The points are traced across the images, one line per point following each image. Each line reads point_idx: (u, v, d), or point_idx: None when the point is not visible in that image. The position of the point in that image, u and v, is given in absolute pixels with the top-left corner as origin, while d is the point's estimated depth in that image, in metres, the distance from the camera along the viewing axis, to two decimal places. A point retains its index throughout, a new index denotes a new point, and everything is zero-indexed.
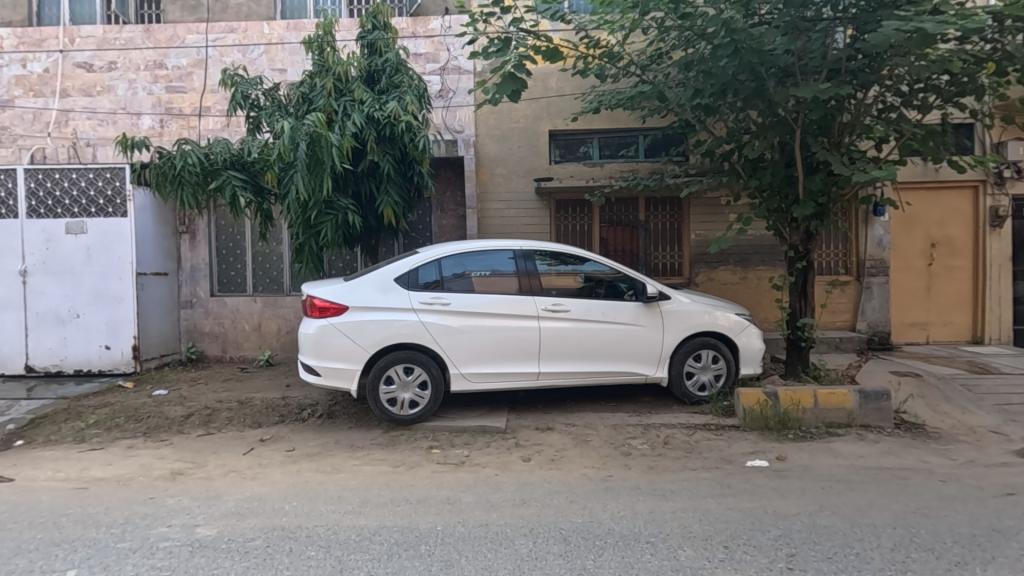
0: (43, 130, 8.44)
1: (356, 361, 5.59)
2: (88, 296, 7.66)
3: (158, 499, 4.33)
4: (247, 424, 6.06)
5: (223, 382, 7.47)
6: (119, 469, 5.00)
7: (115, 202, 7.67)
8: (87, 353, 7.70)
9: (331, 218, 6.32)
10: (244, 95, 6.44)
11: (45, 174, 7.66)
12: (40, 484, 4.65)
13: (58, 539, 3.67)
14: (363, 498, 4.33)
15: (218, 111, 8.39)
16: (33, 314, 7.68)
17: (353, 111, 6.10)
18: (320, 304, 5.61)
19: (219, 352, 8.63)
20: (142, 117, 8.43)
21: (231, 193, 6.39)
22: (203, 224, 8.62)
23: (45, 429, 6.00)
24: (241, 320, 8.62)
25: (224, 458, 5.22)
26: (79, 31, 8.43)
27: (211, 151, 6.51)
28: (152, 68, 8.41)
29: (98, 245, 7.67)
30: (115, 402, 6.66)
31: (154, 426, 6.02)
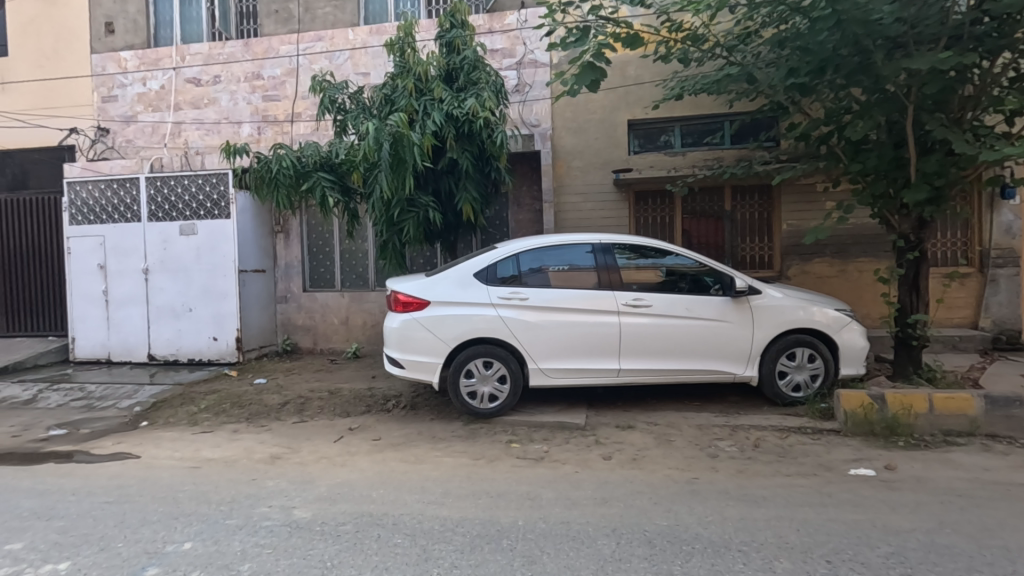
0: (160, 141, 9.31)
1: (437, 355, 5.71)
2: (198, 291, 8.39)
3: (259, 481, 4.66)
4: (336, 413, 6.40)
5: (315, 372, 7.92)
6: (226, 451, 5.43)
7: (220, 204, 8.34)
8: (199, 344, 8.43)
9: (413, 215, 6.50)
10: (332, 99, 6.77)
11: (162, 181, 8.47)
12: (161, 462, 5.14)
13: (176, 513, 4.04)
14: (444, 489, 4.42)
15: (309, 116, 8.87)
16: (153, 308, 8.53)
17: (433, 109, 6.21)
18: (403, 298, 5.78)
19: (311, 344, 9.16)
20: (242, 125, 9.06)
21: (321, 194, 6.71)
22: (296, 224, 9.14)
23: (164, 412, 6.64)
24: (330, 314, 9.09)
25: (317, 445, 5.53)
26: (189, 50, 9.21)
27: (303, 154, 6.88)
28: (250, 79, 9.04)
29: (206, 245, 8.37)
30: (221, 389, 7.25)
31: (256, 412, 6.50)
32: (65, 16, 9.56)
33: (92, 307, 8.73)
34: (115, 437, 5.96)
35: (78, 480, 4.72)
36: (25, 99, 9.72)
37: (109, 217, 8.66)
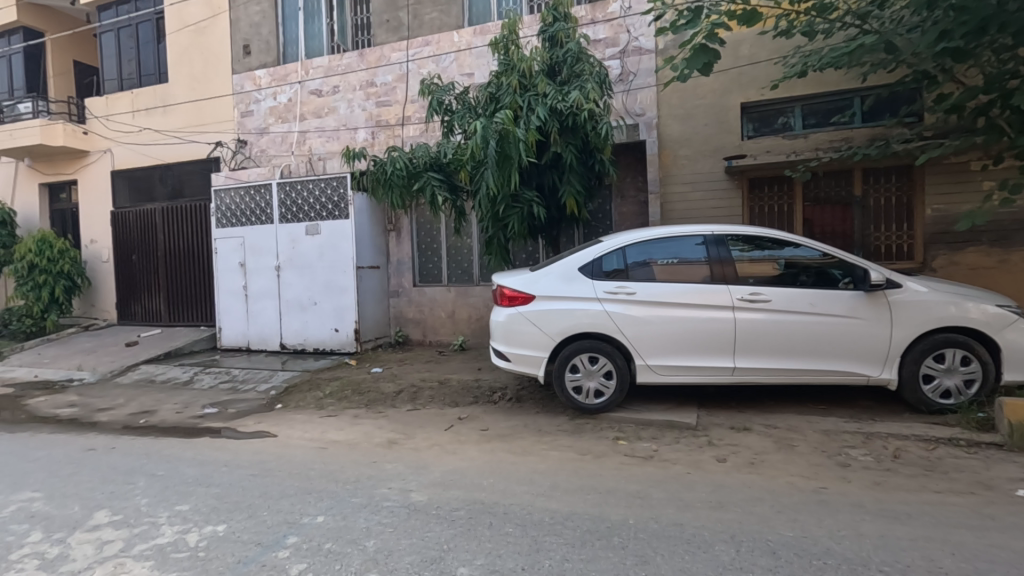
0: (288, 149, 10.22)
1: (542, 349, 5.73)
2: (322, 286, 9.12)
3: (379, 463, 4.98)
4: (446, 403, 6.68)
5: (425, 363, 8.31)
6: (349, 434, 5.88)
7: (340, 206, 9.00)
8: (322, 334, 9.18)
9: (517, 211, 6.59)
10: (440, 101, 7.02)
11: (290, 186, 9.30)
12: (295, 441, 5.67)
13: (309, 488, 4.43)
14: (552, 482, 4.44)
15: (417, 118, 9.28)
16: (284, 302, 9.41)
17: (537, 104, 6.23)
18: (509, 293, 5.87)
19: (420, 337, 9.62)
20: (358, 131, 9.69)
21: (431, 192, 7.01)
22: (407, 222, 9.63)
23: (295, 396, 7.32)
24: (437, 308, 9.49)
25: (429, 432, 5.81)
26: (312, 64, 10.00)
27: (414, 156, 7.20)
28: (365, 87, 9.64)
29: (328, 243, 9.08)
30: (343, 377, 7.85)
31: (373, 399, 6.97)
32: (211, 42, 10.80)
33: (235, 300, 9.81)
34: (256, 416, 6.66)
35: (228, 453, 5.33)
36: (181, 119, 11.13)
37: (247, 220, 9.68)
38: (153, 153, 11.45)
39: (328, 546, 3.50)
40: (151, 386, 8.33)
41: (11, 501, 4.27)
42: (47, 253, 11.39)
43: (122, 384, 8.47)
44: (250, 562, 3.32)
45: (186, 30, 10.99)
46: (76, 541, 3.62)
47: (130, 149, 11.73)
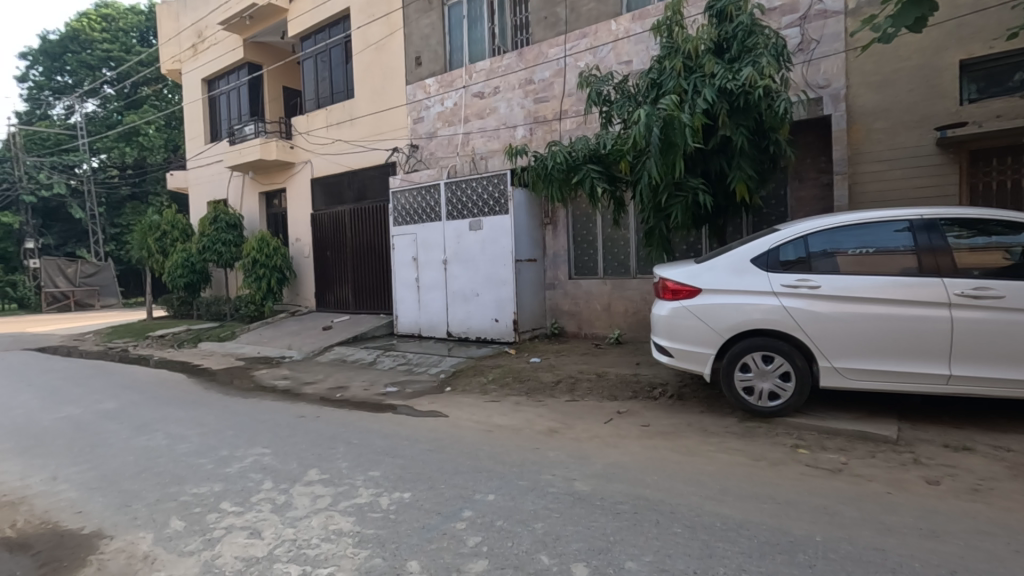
0: (454, 151, 10.95)
1: (708, 345, 5.41)
2: (484, 278, 9.65)
3: (542, 450, 5.14)
4: (605, 396, 6.68)
5: (582, 355, 8.37)
6: (512, 419, 6.16)
7: (501, 201, 9.42)
8: (484, 324, 9.72)
9: (681, 199, 6.28)
10: (599, 92, 6.99)
11: (456, 185, 9.97)
12: (464, 423, 6.10)
13: (479, 468, 4.74)
14: (722, 486, 4.19)
15: (574, 112, 9.32)
16: (451, 293, 10.14)
17: (704, 86, 5.88)
18: (672, 286, 5.63)
19: (576, 329, 9.69)
20: (517, 128, 10.03)
21: (590, 185, 7.00)
22: (563, 215, 9.74)
23: (462, 381, 7.87)
24: (593, 301, 9.47)
25: (588, 424, 5.85)
26: (475, 68, 10.58)
27: (573, 149, 7.24)
28: (524, 85, 9.93)
29: (489, 238, 9.57)
30: (504, 364, 8.25)
31: (533, 388, 7.22)
32: (389, 58, 11.97)
33: (409, 291, 10.83)
34: (429, 397, 7.30)
35: (408, 429, 5.92)
36: (365, 130, 12.54)
37: (420, 218, 10.59)
38: (343, 161, 13.07)
39: (500, 523, 3.71)
40: (344, 365, 9.56)
41: (249, 454, 5.22)
42: (266, 250, 13.66)
43: (321, 362, 9.86)
44: (433, 528, 3.65)
45: (369, 50, 12.32)
46: (297, 492, 4.30)
47: (325, 159, 13.54)
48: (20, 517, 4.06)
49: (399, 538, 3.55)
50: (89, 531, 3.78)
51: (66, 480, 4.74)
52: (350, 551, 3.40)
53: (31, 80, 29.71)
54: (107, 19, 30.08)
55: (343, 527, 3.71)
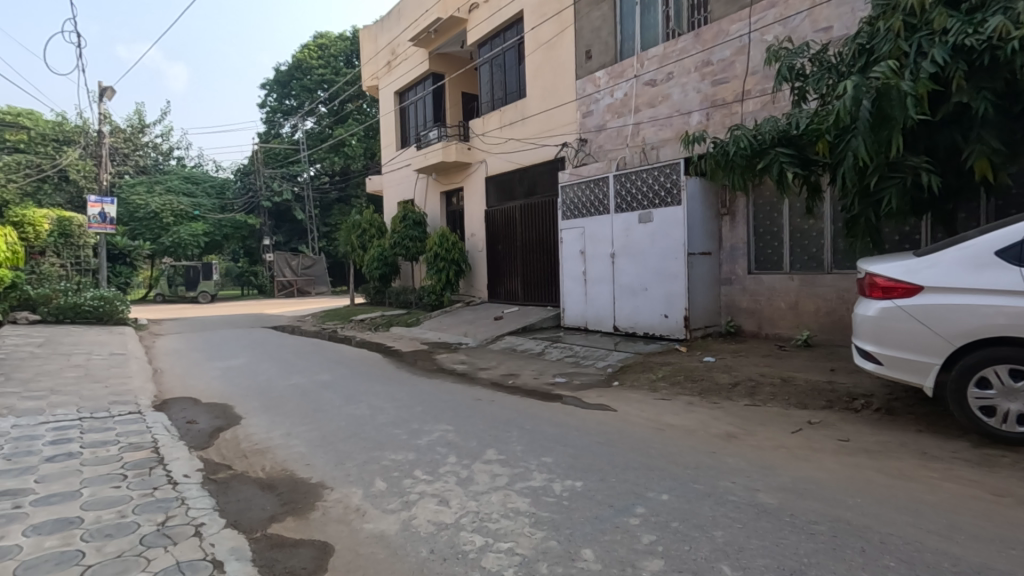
0: (623, 142, 10.77)
1: (931, 353, 4.59)
2: (653, 273, 9.36)
3: (719, 455, 4.84)
4: (792, 403, 6.07)
5: (763, 357, 7.70)
6: (685, 419, 5.91)
7: (673, 192, 9.03)
8: (653, 319, 9.45)
9: (897, 182, 5.42)
10: (792, 66, 6.39)
11: (626, 177, 9.81)
12: (633, 419, 6.01)
13: (651, 466, 4.63)
14: (949, 521, 3.53)
15: (759, 91, 8.54)
16: (618, 287, 10.02)
17: (932, 46, 4.97)
18: (883, 283, 4.87)
19: (755, 328, 8.93)
20: (692, 114, 9.50)
21: (779, 170, 6.32)
22: (743, 205, 9.00)
23: (630, 376, 7.77)
24: (776, 298, 8.62)
25: (773, 432, 5.36)
26: (647, 55, 10.26)
27: (759, 132, 6.63)
28: (701, 68, 9.37)
29: (660, 230, 9.23)
30: (675, 362, 7.93)
31: (707, 389, 6.85)
32: (560, 55, 12.17)
33: (576, 285, 10.96)
34: (597, 390, 7.34)
35: (577, 420, 6.02)
36: (536, 127, 12.94)
37: (588, 211, 10.63)
38: (514, 159, 13.67)
39: (676, 525, 3.58)
40: (514, 354, 10.05)
41: (435, 429, 5.76)
42: (445, 245, 14.94)
43: (494, 350, 10.49)
44: (607, 520, 3.66)
45: (541, 49, 12.66)
46: (477, 469, 4.64)
47: (498, 158, 14.30)
48: (267, 462, 5.00)
49: (573, 525, 3.63)
50: (315, 481, 4.51)
51: (298, 436, 5.72)
52: (527, 530, 3.57)
53: (268, 105, 36.15)
54: (322, 48, 35.27)
55: (519, 507, 3.91)
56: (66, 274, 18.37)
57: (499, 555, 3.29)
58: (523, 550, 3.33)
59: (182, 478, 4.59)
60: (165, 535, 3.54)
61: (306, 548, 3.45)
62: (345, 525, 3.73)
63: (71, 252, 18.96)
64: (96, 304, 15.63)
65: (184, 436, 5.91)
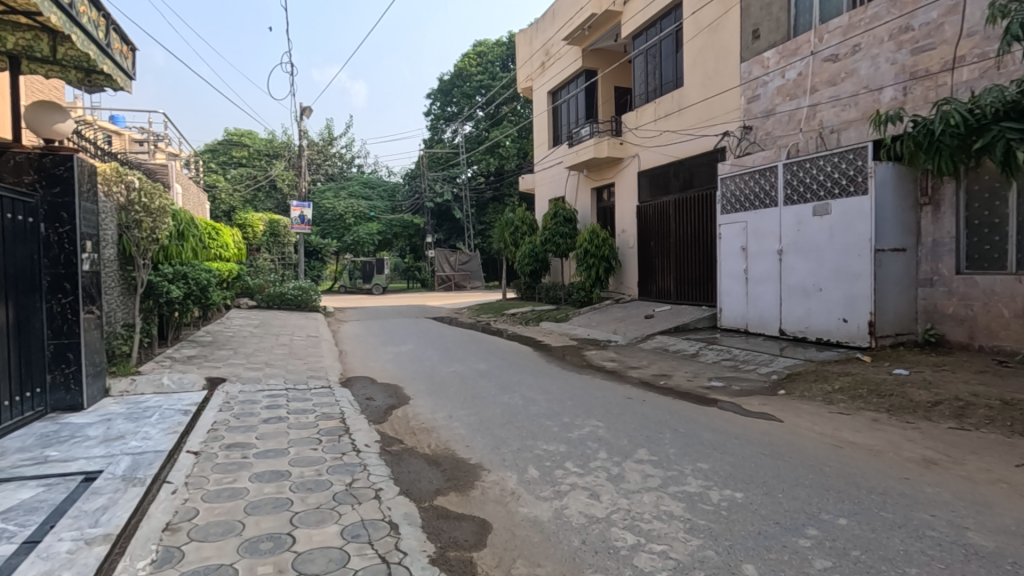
0: (796, 127, 9.77)
1: None
2: (830, 272, 8.37)
3: (914, 482, 4.19)
4: (1017, 431, 5.04)
5: (976, 373, 6.47)
6: (869, 438, 5.21)
7: (857, 180, 7.98)
8: (828, 324, 8.46)
9: None
10: None
11: (798, 166, 8.91)
12: (804, 432, 5.46)
13: (826, 485, 4.17)
14: None
15: (977, 56, 7.15)
16: (786, 286, 9.16)
17: None
18: None
19: (965, 339, 7.51)
20: (885, 90, 8.28)
21: (1006, 150, 5.22)
22: (951, 191, 7.63)
23: (799, 385, 7.05)
24: (996, 303, 7.15)
25: (988, 463, 4.49)
26: (828, 27, 9.17)
27: (977, 104, 5.52)
28: (898, 35, 8.12)
29: (840, 224, 8.23)
30: (856, 372, 7.03)
31: (898, 406, 5.97)
32: (724, 38, 11.41)
33: (736, 283, 10.25)
34: (760, 397, 6.79)
35: (737, 427, 5.64)
36: (694, 117, 12.32)
37: (752, 204, 9.87)
38: (670, 152, 13.16)
39: (857, 554, 3.19)
40: (666, 354, 9.71)
41: (586, 424, 5.82)
42: (595, 241, 14.90)
43: (644, 349, 10.24)
44: (772, 538, 3.40)
45: (702, 33, 11.98)
46: (629, 467, 4.59)
47: (652, 152, 13.87)
48: (433, 440, 5.48)
49: (733, 537, 3.43)
50: (475, 462, 4.83)
51: (458, 419, 6.18)
52: (682, 536, 3.45)
53: (433, 113, 39.19)
54: (480, 55, 37.12)
55: (673, 510, 3.79)
56: (275, 267, 21.89)
57: (652, 557, 3.23)
58: (677, 556, 3.23)
59: (363, 447, 5.23)
60: (352, 495, 4.07)
61: (468, 522, 3.73)
62: (502, 506, 3.95)
63: (278, 249, 22.62)
64: (296, 293, 18.36)
65: (365, 410, 6.73)
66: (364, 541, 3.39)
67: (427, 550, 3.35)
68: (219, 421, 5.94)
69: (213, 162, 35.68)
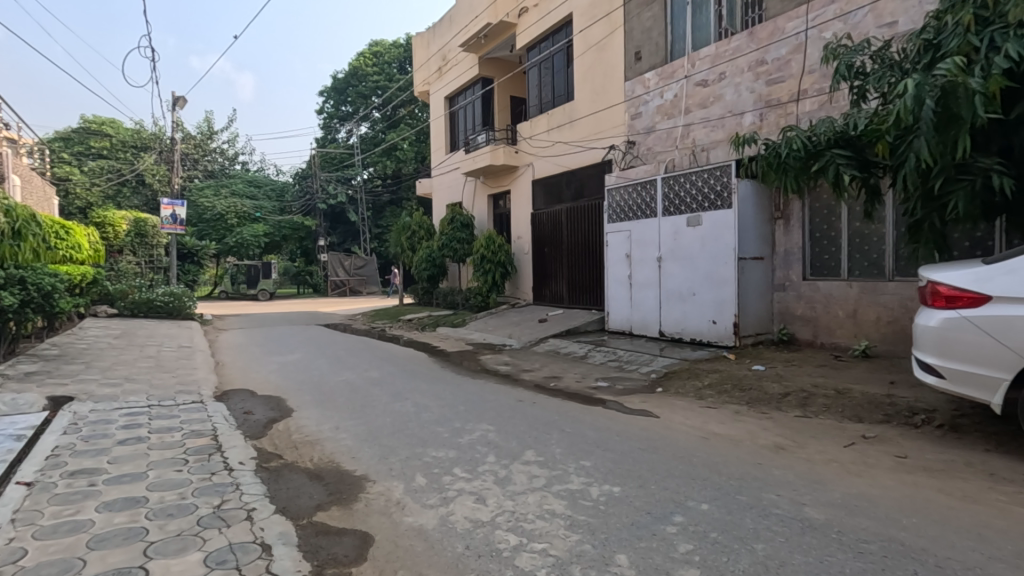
0: (673, 144, 10.58)
1: (1002, 367, 4.35)
2: (702, 278, 9.15)
3: (766, 467, 4.69)
4: (847, 416, 5.85)
5: (818, 367, 7.40)
6: (731, 429, 5.75)
7: (723, 195, 8.82)
8: (701, 326, 9.23)
9: (965, 185, 5.16)
10: (850, 65, 6.18)
11: (674, 180, 9.65)
12: (677, 426, 5.91)
13: (693, 474, 4.54)
14: (1017, 548, 3.26)
15: (817, 90, 8.20)
16: (665, 291, 9.87)
17: (1006, 40, 4.72)
18: (946, 291, 4.68)
19: (810, 337, 8.56)
20: (746, 115, 9.22)
21: (835, 173, 6.06)
22: (798, 208, 8.66)
23: (675, 382, 7.64)
24: (834, 306, 8.22)
25: (824, 445, 5.16)
26: (698, 55, 10.06)
27: (815, 133, 6.37)
28: (755, 67, 9.10)
29: (709, 234, 9.03)
30: (723, 369, 7.74)
31: (756, 398, 6.66)
32: (610, 57, 12.09)
33: (621, 288, 10.87)
34: (640, 395, 7.26)
35: (619, 425, 5.97)
36: (584, 130, 12.91)
37: (634, 215, 10.55)
38: (562, 162, 13.70)
39: (715, 536, 3.51)
40: (558, 357, 10.06)
41: (476, 428, 5.86)
42: (492, 247, 15.10)
43: (537, 352, 10.52)
44: (644, 527, 3.63)
45: (590, 51, 12.61)
46: (516, 469, 4.69)
47: (546, 161, 14.35)
48: (316, 453, 5.23)
49: (609, 530, 3.62)
50: (360, 474, 4.68)
51: (346, 430, 5.95)
52: (562, 533, 3.59)
53: (326, 112, 37.61)
54: (377, 56, 36.34)
55: (556, 508, 3.93)
56: (140, 270, 19.77)
57: (532, 556, 3.32)
58: (557, 552, 3.35)
59: (237, 465, 4.86)
60: (220, 518, 3.77)
61: (349, 537, 3.60)
62: (387, 517, 3.86)
63: (145, 251, 20.42)
64: (166, 299, 16.71)
65: (241, 426, 6.26)
66: (231, 567, 3.15)
67: (302, 569, 3.19)
68: (62, 446, 5.21)
69: (66, 152, 31.48)
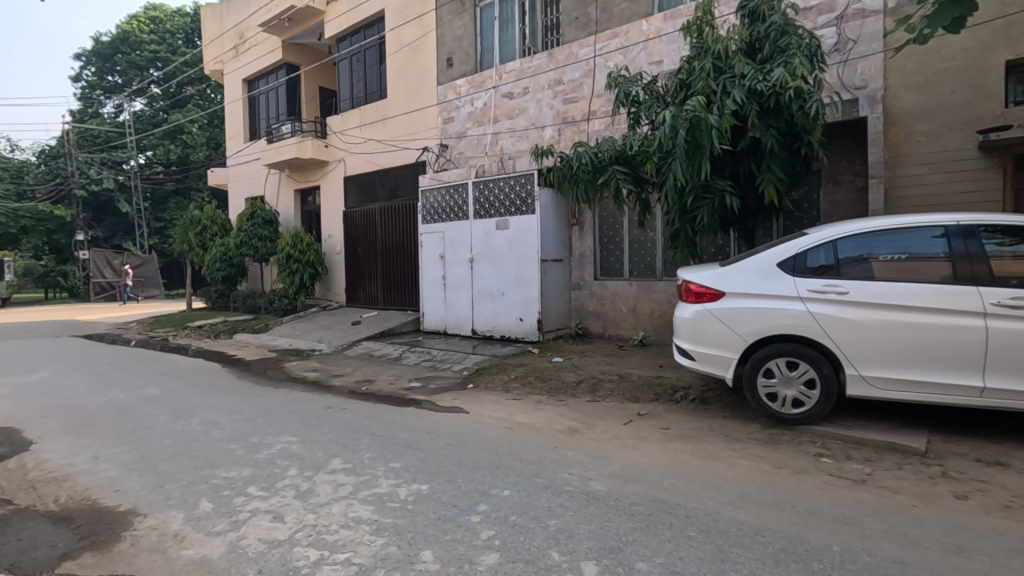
0: (483, 150, 11.05)
1: (732, 350, 5.42)
2: (510, 278, 9.72)
3: (561, 449, 5.17)
4: (626, 398, 6.74)
5: (607, 356, 8.38)
6: (533, 418, 6.22)
7: (527, 201, 9.48)
8: (509, 323, 9.80)
9: (708, 202, 6.33)
10: (627, 93, 7.12)
11: (484, 185, 10.08)
12: (485, 420, 6.18)
13: (497, 464, 4.80)
14: (741, 491, 4.10)
15: (603, 112, 9.29)
16: (476, 290, 10.26)
17: (733, 87, 5.94)
18: (696, 289, 5.67)
19: (601, 329, 9.65)
20: (546, 129, 10.04)
21: (615, 186, 6.94)
22: (590, 216, 9.70)
23: (485, 377, 8.00)
24: (618, 302, 9.40)
25: (608, 424, 5.88)
26: (505, 69, 10.67)
27: (600, 150, 7.22)
28: (554, 86, 9.96)
29: (516, 237, 9.63)
30: (527, 363, 8.31)
31: (555, 387, 7.31)
32: (422, 59, 12.17)
33: (435, 288, 11.01)
34: (452, 393, 7.43)
35: (430, 424, 6.04)
36: (397, 129, 12.78)
37: (447, 216, 10.78)
38: (375, 160, 13.36)
39: (514, 518, 3.76)
40: (371, 359, 9.80)
41: (277, 441, 5.41)
42: (299, 246, 14.06)
43: (350, 356, 10.11)
44: (450, 520, 3.73)
45: (403, 50, 12.54)
46: (320, 480, 4.45)
47: (358, 158, 13.85)
48: (63, 492, 4.32)
49: (416, 528, 3.64)
50: (125, 508, 3.99)
51: (108, 459, 5.02)
52: (367, 538, 3.51)
53: (85, 79, 31.28)
54: (154, 22, 31.39)
55: (362, 515, 3.83)
56: None
57: (334, 567, 3.19)
58: (360, 560, 3.26)
59: None
60: None
61: None
62: (160, 554, 3.36)
63: None
64: None
65: None
66: None
67: None
68: None
69: None
